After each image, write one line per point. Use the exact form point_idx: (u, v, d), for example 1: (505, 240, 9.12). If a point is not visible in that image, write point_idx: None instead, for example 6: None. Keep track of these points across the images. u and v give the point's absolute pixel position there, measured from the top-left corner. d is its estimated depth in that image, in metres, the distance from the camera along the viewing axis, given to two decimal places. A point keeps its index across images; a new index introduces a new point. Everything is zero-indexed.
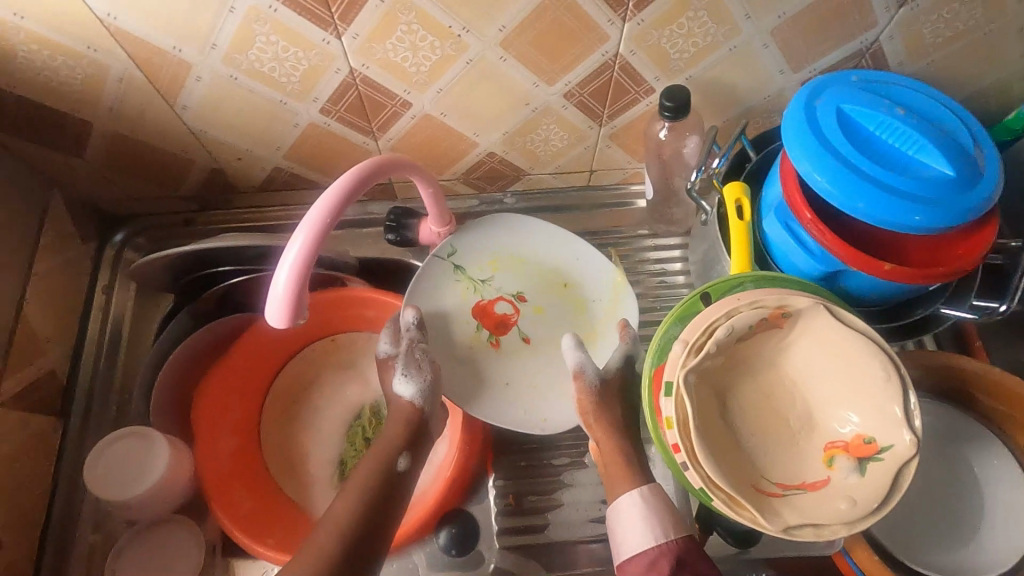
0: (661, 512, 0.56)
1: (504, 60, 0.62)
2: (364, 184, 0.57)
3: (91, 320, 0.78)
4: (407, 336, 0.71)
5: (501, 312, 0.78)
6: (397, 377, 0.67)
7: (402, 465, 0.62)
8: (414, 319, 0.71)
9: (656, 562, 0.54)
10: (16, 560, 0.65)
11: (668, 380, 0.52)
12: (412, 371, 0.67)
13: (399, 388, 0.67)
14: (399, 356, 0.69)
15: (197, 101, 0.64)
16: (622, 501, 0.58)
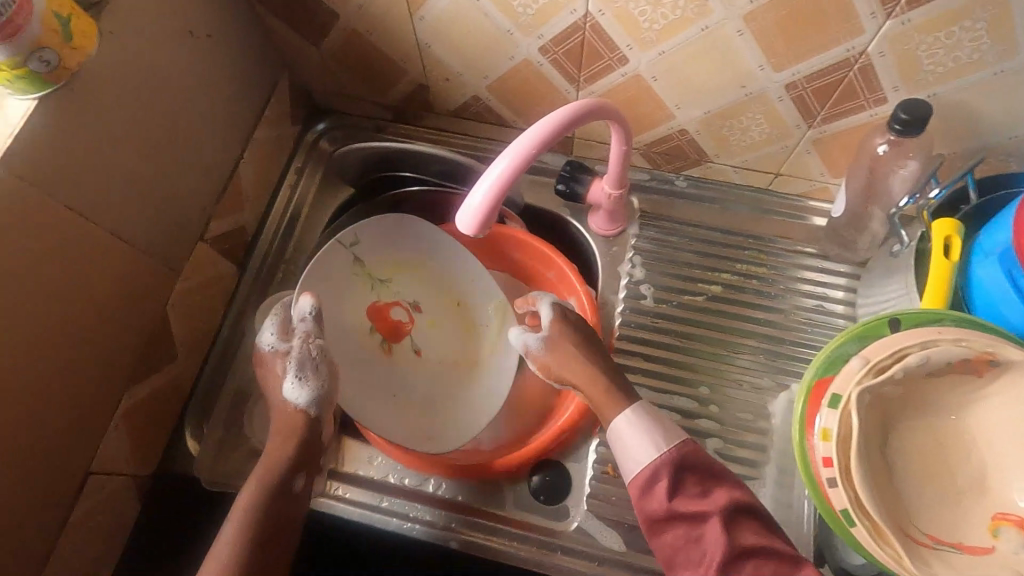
0: (649, 420, 0.60)
1: (740, 34, 0.60)
2: (581, 119, 0.57)
3: (280, 194, 0.86)
4: (302, 327, 0.67)
5: (398, 318, 0.78)
6: (289, 379, 0.67)
7: (298, 485, 0.65)
8: (309, 309, 0.66)
9: (662, 470, 0.56)
10: (183, 377, 0.74)
11: (836, 392, 0.50)
12: (307, 377, 0.67)
13: (291, 392, 0.67)
14: (293, 355, 0.67)
15: (435, 16, 0.69)
16: (617, 423, 0.61)
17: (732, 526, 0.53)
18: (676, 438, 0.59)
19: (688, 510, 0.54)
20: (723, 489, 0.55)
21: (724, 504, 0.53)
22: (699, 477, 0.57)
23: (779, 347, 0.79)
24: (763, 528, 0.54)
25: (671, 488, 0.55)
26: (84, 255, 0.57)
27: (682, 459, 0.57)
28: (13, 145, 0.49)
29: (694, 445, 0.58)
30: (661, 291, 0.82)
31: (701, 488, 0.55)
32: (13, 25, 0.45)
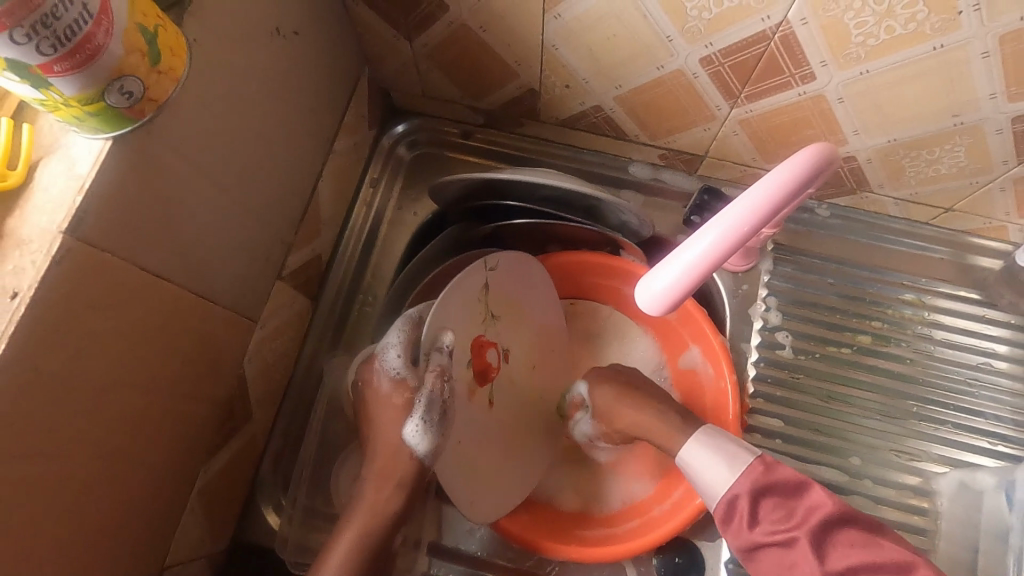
0: (713, 446, 0.56)
1: (984, 56, 0.48)
2: (809, 182, 0.43)
3: (356, 211, 0.74)
4: (437, 360, 0.56)
5: (489, 360, 0.62)
6: (411, 422, 0.56)
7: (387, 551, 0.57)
8: (449, 343, 0.56)
9: (740, 500, 0.52)
10: (258, 435, 0.64)
11: None
12: (431, 422, 0.56)
13: (411, 436, 0.57)
14: (422, 394, 0.56)
15: (576, 13, 0.55)
16: (683, 454, 0.58)
17: (823, 546, 0.48)
18: (745, 460, 0.53)
19: (774, 537, 0.49)
20: (808, 501, 0.50)
21: (811, 521, 0.49)
22: (781, 495, 0.51)
23: (937, 411, 0.68)
24: (861, 535, 0.48)
25: (752, 521, 0.51)
26: (163, 324, 0.46)
27: (758, 480, 0.52)
28: (85, 203, 0.36)
29: (766, 461, 0.53)
30: (802, 341, 0.71)
31: (783, 507, 0.50)
32: (92, 45, 0.32)
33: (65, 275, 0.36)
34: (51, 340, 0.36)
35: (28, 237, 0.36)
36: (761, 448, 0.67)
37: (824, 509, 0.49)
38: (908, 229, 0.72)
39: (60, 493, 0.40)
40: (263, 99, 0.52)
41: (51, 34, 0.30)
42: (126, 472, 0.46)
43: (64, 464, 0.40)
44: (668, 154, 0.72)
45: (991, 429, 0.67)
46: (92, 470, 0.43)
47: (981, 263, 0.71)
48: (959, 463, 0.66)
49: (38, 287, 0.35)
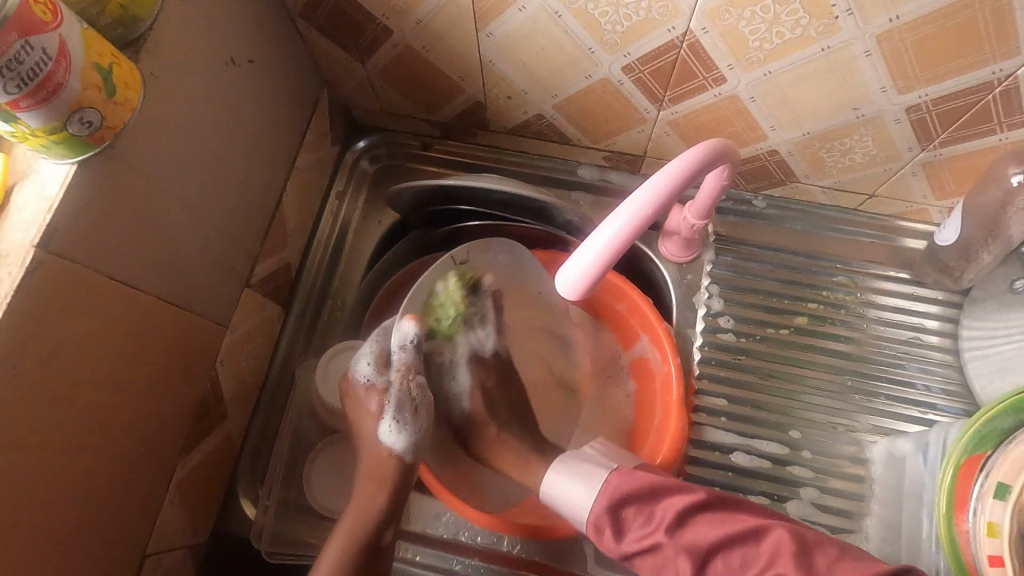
0: (573, 471, 0.63)
1: (867, 55, 0.53)
2: (697, 171, 0.50)
3: (322, 222, 0.78)
4: (401, 357, 0.65)
5: None
6: (387, 422, 0.64)
7: (386, 540, 0.61)
8: (410, 334, 0.64)
9: (603, 517, 0.58)
10: (234, 433, 0.68)
11: (1002, 481, 0.46)
12: (404, 419, 0.65)
13: (386, 435, 0.65)
14: (393, 392, 0.65)
15: (506, 32, 0.60)
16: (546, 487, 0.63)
17: (683, 531, 0.54)
18: (602, 479, 0.60)
19: (639, 545, 0.55)
20: (665, 504, 0.56)
21: (668, 519, 0.54)
22: (637, 502, 0.57)
23: (871, 384, 0.73)
24: (718, 517, 0.54)
25: (619, 534, 0.57)
26: (134, 329, 0.50)
27: (615, 497, 0.58)
28: (55, 220, 0.42)
29: (621, 473, 0.59)
30: (743, 324, 0.75)
31: (642, 514, 0.56)
32: (54, 82, 0.38)
33: (39, 283, 0.41)
34: (28, 341, 0.41)
35: (5, 252, 0.41)
36: (708, 425, 0.72)
37: (676, 508, 0.55)
38: (841, 216, 0.77)
39: (41, 480, 0.45)
40: (222, 123, 0.57)
41: (16, 75, 0.35)
42: (104, 464, 0.51)
43: (42, 455, 0.45)
44: (612, 155, 0.76)
45: (922, 398, 0.72)
46: (71, 461, 0.47)
47: (908, 244, 0.76)
48: (893, 431, 0.70)
49: (14, 294, 0.40)
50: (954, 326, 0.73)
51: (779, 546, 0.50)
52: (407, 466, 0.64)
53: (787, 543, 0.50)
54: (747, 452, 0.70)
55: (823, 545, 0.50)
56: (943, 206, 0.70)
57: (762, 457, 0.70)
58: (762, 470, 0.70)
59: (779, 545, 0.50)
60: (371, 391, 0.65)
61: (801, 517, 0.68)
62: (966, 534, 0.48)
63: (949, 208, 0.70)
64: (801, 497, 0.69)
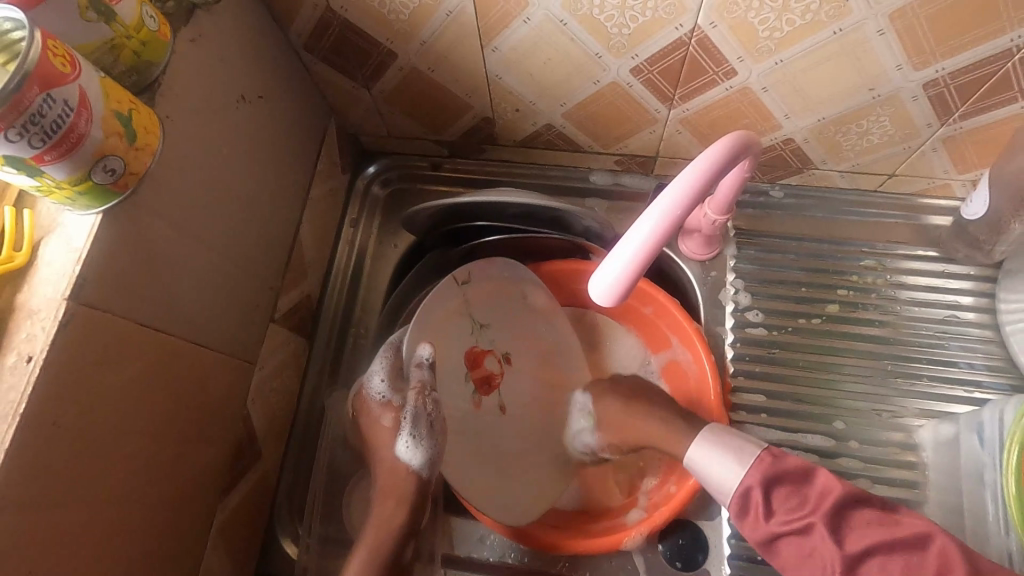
0: (721, 445, 0.59)
1: (880, 34, 0.52)
2: (720, 168, 0.49)
3: (339, 250, 0.78)
4: (417, 374, 0.61)
5: (489, 369, 0.71)
6: (402, 438, 0.60)
7: (407, 556, 0.60)
8: (428, 355, 0.61)
9: (754, 490, 0.54)
10: (268, 471, 0.67)
11: None
12: (420, 435, 0.60)
13: (403, 451, 0.60)
14: (407, 410, 0.60)
15: (512, 44, 0.60)
16: (691, 454, 0.60)
17: (840, 527, 0.51)
18: (755, 454, 0.56)
19: (789, 527, 0.52)
20: (818, 486, 0.53)
21: (826, 505, 0.51)
22: (792, 484, 0.54)
23: (911, 367, 0.71)
24: (880, 513, 0.51)
25: (768, 510, 0.53)
26: (167, 375, 0.50)
27: (770, 474, 0.54)
28: (84, 272, 0.41)
29: (774, 452, 0.56)
30: (772, 316, 0.74)
31: (795, 496, 0.53)
32: (75, 134, 0.38)
33: (73, 336, 0.41)
34: (69, 394, 0.41)
35: (37, 307, 0.41)
36: (749, 422, 0.70)
37: (836, 493, 0.52)
38: (862, 197, 0.75)
39: (86, 535, 0.44)
40: (238, 161, 0.57)
41: (39, 129, 0.35)
42: (146, 516, 0.50)
43: (86, 508, 0.44)
44: (624, 159, 0.76)
45: (965, 377, 0.70)
46: (114, 515, 0.47)
47: (934, 221, 0.74)
48: (941, 413, 0.69)
49: (50, 349, 0.40)
50: (990, 300, 0.72)
51: (946, 557, 0.48)
52: (424, 483, 0.60)
53: (953, 552, 0.48)
54: (792, 448, 0.69)
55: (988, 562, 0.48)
56: (966, 179, 0.69)
57: (809, 451, 0.68)
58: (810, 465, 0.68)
59: (944, 557, 0.48)
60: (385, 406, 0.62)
61: None
62: None
63: (973, 181, 0.69)
64: None
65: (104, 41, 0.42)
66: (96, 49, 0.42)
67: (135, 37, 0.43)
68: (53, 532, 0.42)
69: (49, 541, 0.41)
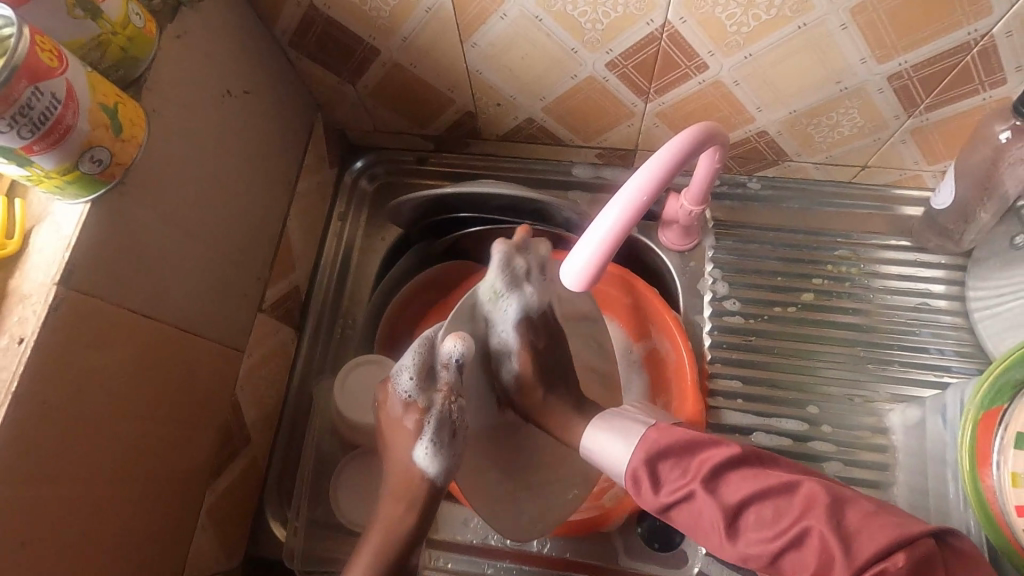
0: (613, 430, 0.61)
1: (844, 28, 0.54)
2: (686, 158, 0.51)
3: (327, 243, 0.80)
4: (445, 375, 0.58)
5: None
6: (422, 444, 0.58)
7: (413, 559, 0.59)
8: (455, 354, 0.57)
9: (640, 469, 0.55)
10: (257, 457, 0.69)
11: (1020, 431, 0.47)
12: (440, 443, 0.58)
13: (420, 457, 0.59)
14: (433, 413, 0.58)
15: (490, 40, 0.62)
16: (586, 443, 0.62)
17: (719, 489, 0.52)
18: (641, 434, 0.58)
19: (675, 496, 0.53)
20: (699, 455, 0.54)
21: (704, 471, 0.52)
22: (675, 455, 0.55)
23: (884, 353, 0.73)
24: (759, 468, 0.52)
25: (654, 487, 0.54)
26: (157, 360, 0.52)
27: (652, 450, 0.55)
28: (72, 258, 0.43)
29: (659, 428, 0.57)
30: (749, 305, 0.76)
31: (679, 466, 0.54)
32: (63, 126, 0.39)
33: (62, 319, 0.43)
34: (60, 375, 0.43)
35: (29, 291, 0.43)
36: (726, 408, 0.72)
37: (714, 459, 0.52)
38: (837, 189, 0.77)
39: (78, 510, 0.46)
40: (224, 154, 0.59)
41: (28, 121, 0.37)
42: (136, 496, 0.52)
43: (78, 485, 0.46)
44: (605, 152, 0.78)
45: (936, 362, 0.72)
46: (103, 492, 0.48)
47: (906, 212, 0.76)
48: (911, 398, 0.71)
49: (40, 331, 0.41)
50: (960, 288, 0.73)
51: (812, 499, 0.48)
52: (435, 494, 0.59)
53: (820, 495, 0.48)
54: (767, 432, 0.71)
55: (855, 499, 0.48)
56: (935, 170, 0.71)
57: (783, 436, 0.70)
58: (784, 449, 0.70)
59: (811, 497, 0.48)
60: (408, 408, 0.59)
61: None
62: (992, 490, 0.48)
63: (943, 172, 0.71)
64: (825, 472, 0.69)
65: (91, 37, 0.44)
66: (84, 45, 0.44)
67: (122, 34, 0.45)
68: (45, 506, 0.43)
69: (42, 516, 0.43)
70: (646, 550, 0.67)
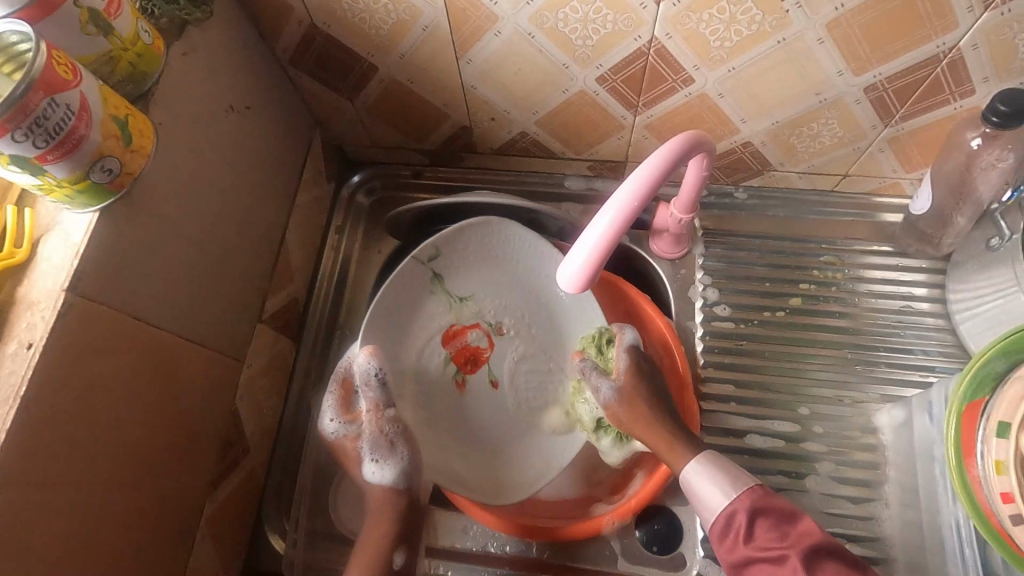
0: (717, 464, 0.59)
1: (820, 42, 0.57)
2: (674, 166, 0.53)
3: (325, 256, 0.81)
4: (368, 395, 0.67)
5: (475, 344, 0.73)
6: (368, 464, 0.67)
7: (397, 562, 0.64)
8: (365, 366, 0.66)
9: (740, 515, 0.55)
10: (255, 468, 0.69)
11: (1001, 419, 0.49)
12: (383, 456, 0.67)
13: (374, 475, 0.67)
14: (365, 435, 0.68)
15: (486, 56, 0.64)
16: (688, 468, 0.60)
17: (811, 568, 0.50)
18: (748, 486, 0.56)
19: (762, 553, 0.52)
20: (803, 528, 0.53)
21: (807, 542, 0.51)
22: (776, 518, 0.54)
23: (870, 355, 0.75)
24: (854, 570, 0.50)
25: (746, 538, 0.53)
26: (160, 368, 0.53)
27: (760, 503, 0.55)
28: (80, 265, 0.44)
29: (767, 491, 0.56)
30: (739, 310, 0.78)
31: (778, 527, 0.53)
32: (77, 136, 0.41)
33: (71, 324, 0.44)
34: (68, 377, 0.44)
35: (37, 298, 0.43)
36: (720, 411, 0.73)
37: (817, 537, 0.52)
38: (820, 198, 0.80)
39: (82, 509, 0.46)
40: (226, 167, 0.60)
41: (43, 130, 0.39)
42: (138, 503, 0.52)
43: (81, 489, 0.46)
44: (596, 164, 0.80)
45: (921, 363, 0.74)
46: (108, 497, 0.49)
47: (887, 218, 0.79)
48: (899, 398, 0.72)
49: (49, 336, 0.42)
50: (942, 291, 0.76)
51: None
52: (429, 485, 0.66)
53: None
54: (760, 434, 0.72)
55: None
56: (913, 178, 0.74)
57: (776, 437, 0.72)
58: (777, 450, 0.71)
59: None
60: (342, 440, 0.68)
61: (822, 492, 0.69)
62: (979, 480, 0.50)
63: (920, 179, 0.74)
64: (817, 472, 0.70)
65: (102, 53, 0.46)
66: (95, 60, 0.46)
67: (132, 50, 0.47)
68: (49, 512, 0.44)
69: (49, 521, 0.44)
70: (645, 553, 0.68)
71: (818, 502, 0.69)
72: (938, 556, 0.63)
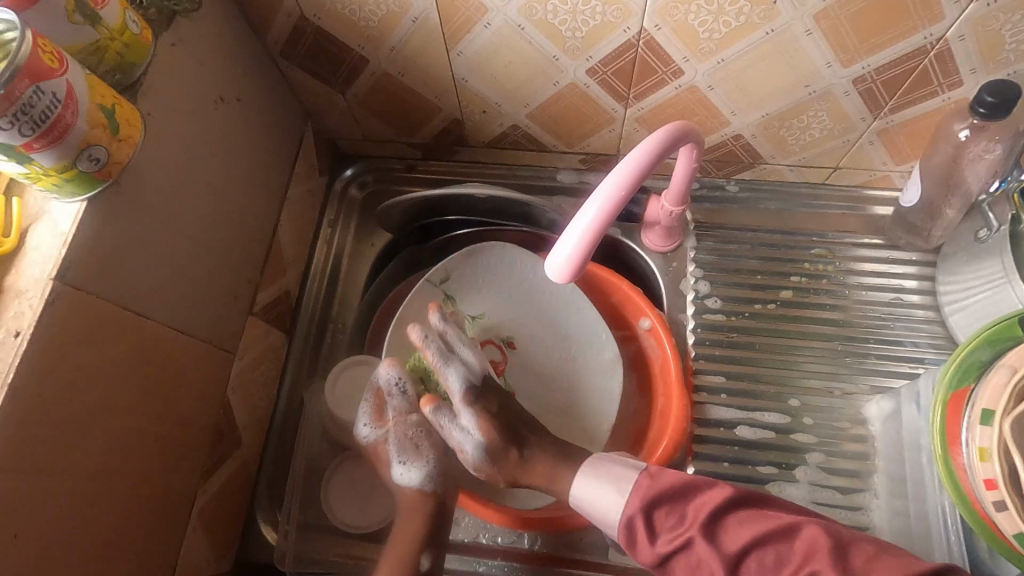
0: (601, 474, 0.60)
1: (808, 34, 0.58)
2: (661, 156, 0.53)
3: (317, 249, 0.81)
4: (393, 403, 0.70)
5: (490, 357, 0.78)
6: (397, 466, 0.69)
7: (424, 565, 0.64)
8: (388, 375, 0.69)
9: (636, 515, 0.55)
10: (247, 460, 0.69)
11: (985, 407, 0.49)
12: (409, 458, 0.69)
13: (402, 477, 0.69)
14: (392, 438, 0.69)
15: (475, 48, 0.64)
16: (576, 494, 0.61)
17: (715, 535, 0.52)
18: (631, 480, 0.58)
19: (672, 544, 0.53)
20: (696, 501, 0.54)
21: (701, 517, 0.53)
22: (669, 501, 0.55)
23: (861, 347, 0.75)
24: (755, 512, 0.53)
25: (649, 535, 0.55)
26: (150, 358, 0.53)
27: (647, 496, 0.56)
28: (68, 254, 0.44)
29: (650, 473, 0.58)
30: (730, 303, 0.78)
31: (674, 513, 0.55)
32: (63, 124, 0.41)
33: (58, 313, 0.44)
34: (56, 365, 0.44)
35: (24, 287, 0.44)
36: (711, 403, 0.74)
37: (709, 506, 0.53)
38: (811, 191, 0.80)
39: (72, 496, 0.47)
40: (216, 158, 0.60)
41: (29, 118, 0.39)
42: (129, 492, 0.52)
43: (71, 477, 0.46)
44: (588, 157, 0.80)
45: (911, 355, 0.74)
46: (98, 486, 0.49)
47: (878, 211, 0.79)
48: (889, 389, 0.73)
49: (36, 324, 0.42)
50: (932, 283, 0.76)
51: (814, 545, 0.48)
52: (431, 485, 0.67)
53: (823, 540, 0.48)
54: (751, 425, 0.72)
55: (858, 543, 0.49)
56: (903, 170, 0.74)
57: (766, 428, 0.72)
58: (768, 441, 0.72)
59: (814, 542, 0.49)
60: (375, 445, 0.70)
61: (811, 483, 0.70)
62: (963, 468, 0.50)
63: (910, 172, 0.74)
64: (808, 463, 0.71)
65: (89, 43, 0.46)
66: (82, 49, 0.46)
67: (118, 40, 0.47)
68: (38, 499, 0.44)
69: (38, 508, 0.44)
70: None
71: (808, 493, 0.69)
72: (925, 546, 0.64)
